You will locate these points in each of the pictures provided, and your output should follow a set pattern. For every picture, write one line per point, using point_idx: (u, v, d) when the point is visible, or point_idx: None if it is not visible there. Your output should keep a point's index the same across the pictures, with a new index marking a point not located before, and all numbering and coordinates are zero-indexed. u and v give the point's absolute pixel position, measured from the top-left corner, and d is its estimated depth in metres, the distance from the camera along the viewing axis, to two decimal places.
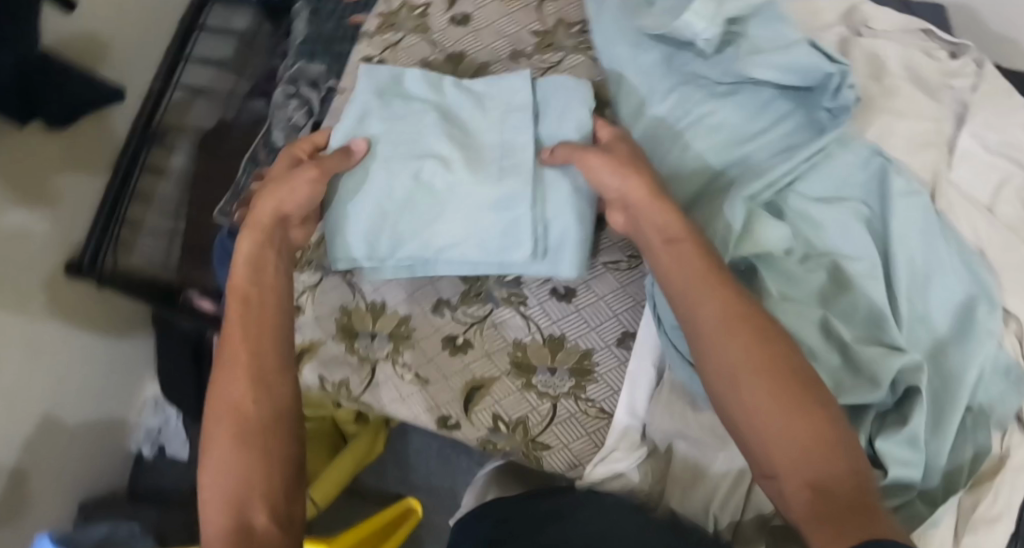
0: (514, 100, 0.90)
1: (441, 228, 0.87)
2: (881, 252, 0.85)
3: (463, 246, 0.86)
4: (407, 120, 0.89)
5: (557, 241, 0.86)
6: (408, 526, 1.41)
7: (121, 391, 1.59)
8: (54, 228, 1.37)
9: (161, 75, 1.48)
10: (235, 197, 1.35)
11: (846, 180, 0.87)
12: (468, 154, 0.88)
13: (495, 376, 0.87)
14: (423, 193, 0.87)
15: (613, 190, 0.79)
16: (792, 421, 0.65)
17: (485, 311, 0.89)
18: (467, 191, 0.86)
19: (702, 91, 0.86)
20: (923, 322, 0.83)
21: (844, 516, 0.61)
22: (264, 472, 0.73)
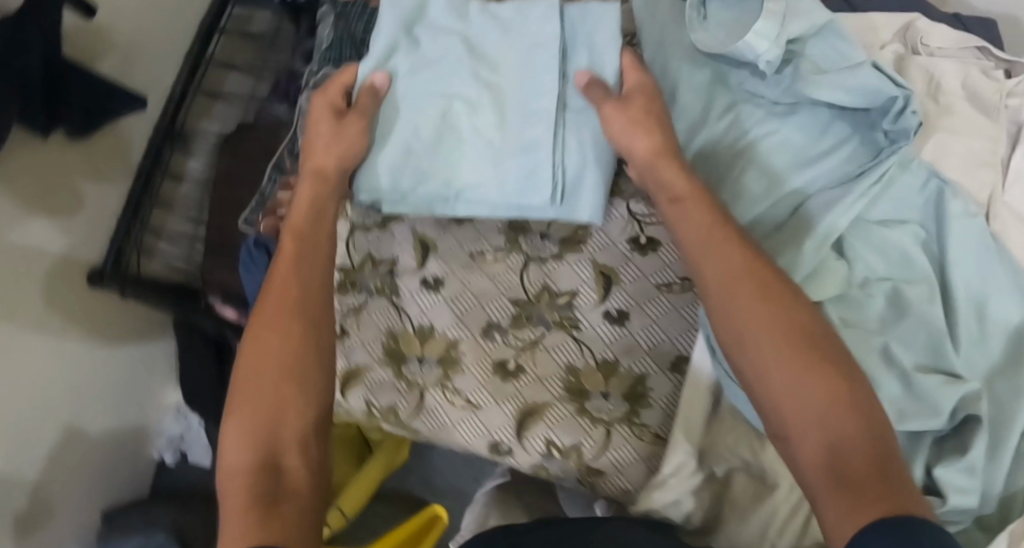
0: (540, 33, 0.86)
1: (467, 166, 0.86)
2: (939, 277, 0.84)
3: (482, 186, 0.86)
4: (433, 59, 0.87)
5: (573, 180, 0.85)
6: (437, 531, 1.31)
7: (146, 396, 1.58)
8: (75, 238, 1.34)
9: (183, 77, 1.41)
10: (261, 206, 1.33)
11: (904, 201, 0.86)
12: (495, 95, 0.86)
13: (548, 402, 0.86)
14: (447, 132, 0.86)
15: (625, 148, 0.81)
16: (808, 382, 0.67)
17: (537, 334, 0.87)
18: (487, 129, 0.86)
19: (760, 111, 0.84)
20: (982, 348, 0.83)
21: (863, 482, 0.62)
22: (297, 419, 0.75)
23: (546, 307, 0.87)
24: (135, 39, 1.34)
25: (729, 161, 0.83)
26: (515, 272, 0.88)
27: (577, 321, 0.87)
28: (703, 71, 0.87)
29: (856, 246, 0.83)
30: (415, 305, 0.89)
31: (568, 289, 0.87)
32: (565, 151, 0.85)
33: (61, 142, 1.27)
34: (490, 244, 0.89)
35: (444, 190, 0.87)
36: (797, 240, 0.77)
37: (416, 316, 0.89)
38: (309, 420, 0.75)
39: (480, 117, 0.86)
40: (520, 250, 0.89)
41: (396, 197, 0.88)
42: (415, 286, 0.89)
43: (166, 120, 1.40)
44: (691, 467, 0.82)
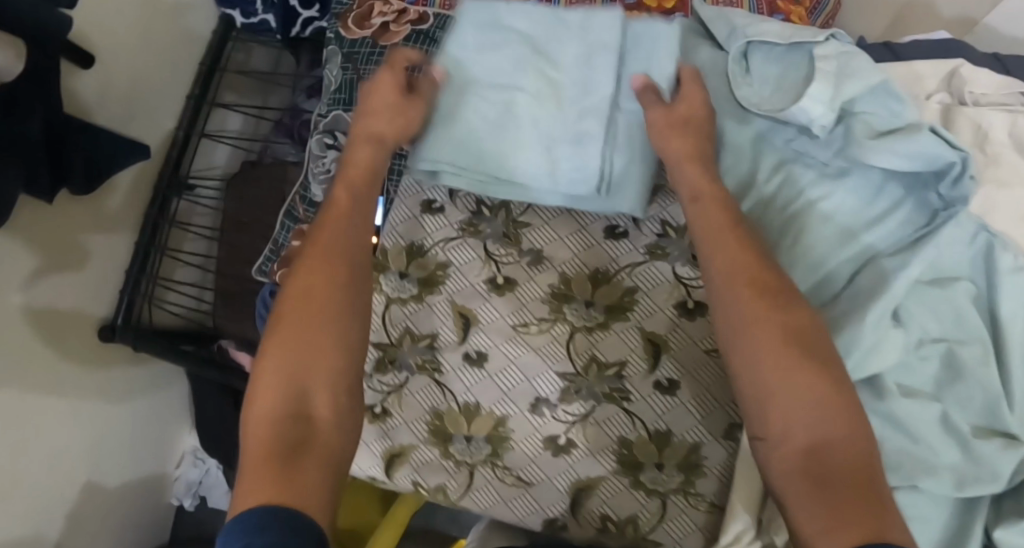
0: (604, 36, 0.84)
1: (519, 150, 0.86)
2: (993, 334, 0.82)
3: (526, 168, 0.85)
4: (504, 44, 0.87)
5: (622, 178, 0.85)
6: None
7: (160, 444, 1.55)
8: (84, 292, 1.30)
9: (185, 120, 1.37)
10: (275, 255, 1.30)
11: (955, 256, 0.84)
12: (558, 86, 0.85)
13: (601, 475, 0.85)
14: (507, 118, 0.86)
15: (665, 150, 0.80)
16: (800, 386, 0.69)
17: (587, 408, 0.85)
18: (547, 116, 0.85)
19: (812, 171, 0.82)
20: None
21: (842, 481, 0.66)
22: (327, 374, 0.77)
23: (595, 380, 0.85)
24: (134, 84, 1.29)
25: (781, 227, 0.81)
26: (561, 343, 0.86)
27: (627, 393, 0.85)
28: (747, 127, 0.84)
29: (911, 306, 0.82)
30: (458, 382, 0.87)
31: (617, 360, 0.85)
32: (615, 144, 0.84)
33: (66, 199, 1.23)
34: (533, 314, 0.87)
35: (495, 170, 0.86)
36: (860, 313, 0.75)
37: (461, 393, 0.87)
38: (340, 381, 0.77)
39: (534, 105, 0.85)
40: (566, 320, 0.86)
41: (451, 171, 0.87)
42: (457, 362, 0.87)
43: (171, 167, 1.36)
44: (750, 539, 0.79)
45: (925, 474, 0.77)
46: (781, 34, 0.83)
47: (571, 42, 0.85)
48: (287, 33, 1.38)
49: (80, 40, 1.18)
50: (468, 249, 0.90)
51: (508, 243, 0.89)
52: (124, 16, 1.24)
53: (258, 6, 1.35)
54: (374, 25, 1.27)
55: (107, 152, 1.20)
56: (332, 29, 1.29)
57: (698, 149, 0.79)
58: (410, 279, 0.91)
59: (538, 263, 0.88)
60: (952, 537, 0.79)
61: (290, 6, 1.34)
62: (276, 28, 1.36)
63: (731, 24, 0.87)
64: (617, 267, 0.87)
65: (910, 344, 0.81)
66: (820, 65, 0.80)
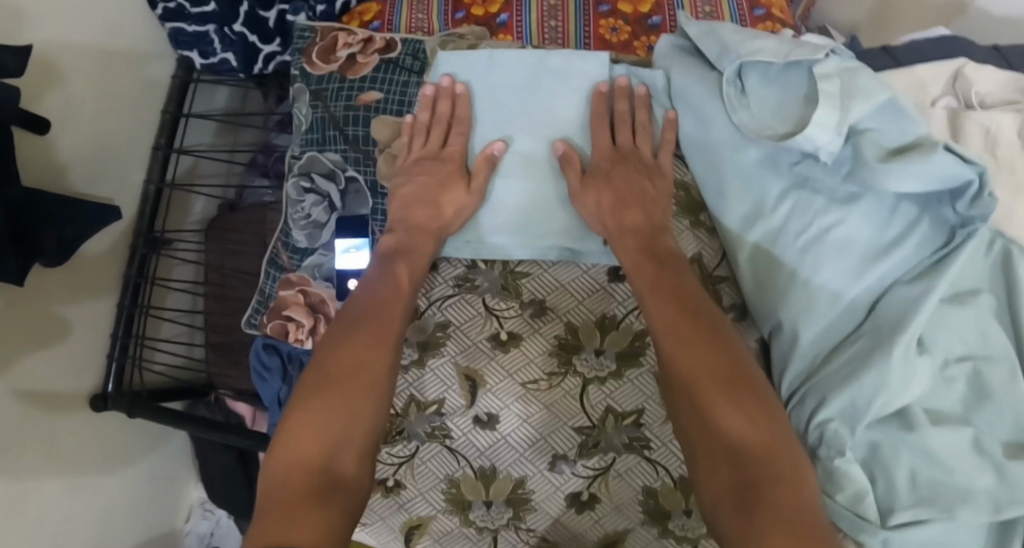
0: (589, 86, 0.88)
1: (522, 215, 0.86)
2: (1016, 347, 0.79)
3: (527, 230, 0.86)
4: (493, 111, 0.89)
5: None
6: None
7: (167, 499, 1.52)
8: (70, 361, 1.25)
9: (155, 174, 1.31)
10: (263, 306, 1.25)
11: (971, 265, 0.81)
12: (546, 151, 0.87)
13: (628, 528, 0.82)
14: (504, 186, 0.87)
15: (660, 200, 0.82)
16: (728, 407, 0.69)
17: (607, 461, 0.82)
18: (542, 180, 0.87)
19: (822, 197, 0.78)
20: None
21: (754, 491, 0.64)
22: (359, 428, 0.76)
23: (613, 432, 0.82)
24: (98, 141, 1.23)
25: (794, 258, 0.78)
26: (574, 397, 0.83)
27: (648, 441, 0.82)
28: (750, 152, 0.80)
29: (934, 327, 0.79)
30: (471, 447, 0.84)
31: (633, 408, 0.82)
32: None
33: (39, 272, 1.17)
34: (541, 370, 0.84)
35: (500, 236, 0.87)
36: (884, 349, 0.72)
37: (475, 457, 0.84)
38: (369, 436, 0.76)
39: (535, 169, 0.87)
40: (576, 372, 0.83)
41: (459, 247, 0.88)
42: (467, 425, 0.84)
43: (146, 223, 1.30)
44: None
45: (963, 503, 0.74)
46: (779, 53, 0.79)
47: (565, 107, 0.88)
48: (250, 72, 1.32)
49: (35, 106, 1.12)
50: (468, 306, 0.86)
51: (508, 296, 0.86)
52: (79, 72, 1.18)
53: (217, 45, 1.29)
54: (340, 58, 1.21)
55: (79, 221, 1.14)
56: (297, 64, 1.23)
57: (642, 212, 0.82)
58: (410, 343, 0.87)
59: (542, 314, 0.85)
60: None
61: (249, 42, 1.28)
62: (237, 67, 1.31)
63: (723, 43, 0.83)
64: (624, 311, 0.84)
65: (934, 365, 0.78)
66: (823, 86, 0.76)
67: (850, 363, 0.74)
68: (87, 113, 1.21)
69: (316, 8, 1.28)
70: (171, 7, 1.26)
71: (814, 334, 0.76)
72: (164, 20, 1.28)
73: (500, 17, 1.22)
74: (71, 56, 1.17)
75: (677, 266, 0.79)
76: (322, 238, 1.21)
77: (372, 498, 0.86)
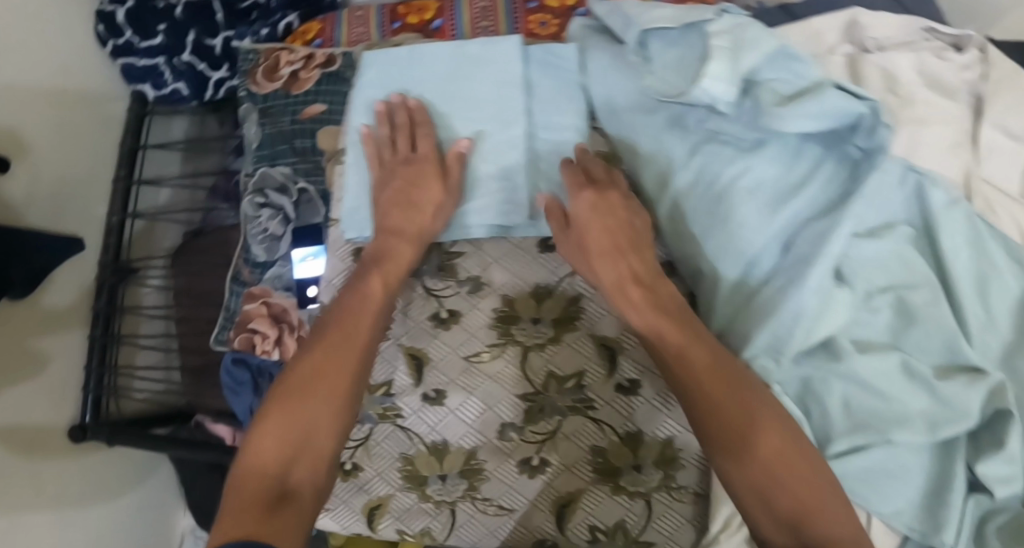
0: (507, 75, 0.91)
1: None
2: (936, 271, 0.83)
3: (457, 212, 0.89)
4: (418, 104, 0.93)
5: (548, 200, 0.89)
6: None
7: (157, 529, 1.53)
8: (48, 394, 1.27)
9: (117, 206, 1.34)
10: (229, 321, 1.28)
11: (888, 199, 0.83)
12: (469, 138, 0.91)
13: (582, 487, 0.84)
14: None
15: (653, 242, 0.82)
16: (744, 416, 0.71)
17: (553, 424, 0.84)
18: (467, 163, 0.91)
19: (729, 147, 0.82)
20: (991, 328, 0.83)
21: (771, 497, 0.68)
22: (325, 442, 0.77)
23: (556, 395, 0.85)
24: (60, 180, 1.26)
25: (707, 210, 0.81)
26: (516, 365, 0.86)
27: (591, 401, 0.84)
28: (658, 114, 0.85)
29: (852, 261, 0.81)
30: (423, 423, 0.86)
31: (574, 370, 0.85)
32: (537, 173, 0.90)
33: (12, 308, 1.20)
34: (483, 343, 0.87)
35: None
36: (800, 280, 0.75)
37: (428, 433, 0.86)
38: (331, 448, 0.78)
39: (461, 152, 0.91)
40: (516, 341, 0.86)
41: None
42: (417, 403, 0.87)
43: (111, 254, 1.34)
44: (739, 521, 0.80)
45: (900, 425, 0.77)
46: (674, 18, 0.83)
47: (487, 90, 0.90)
48: (202, 98, 1.36)
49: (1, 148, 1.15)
50: (408, 290, 0.89)
51: (446, 275, 0.89)
52: (36, 114, 1.21)
53: (168, 76, 1.33)
54: (284, 75, 1.26)
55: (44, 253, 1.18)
56: (243, 87, 1.27)
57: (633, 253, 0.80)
58: None
59: (478, 290, 0.88)
60: (937, 482, 0.79)
61: (198, 70, 1.33)
62: (189, 94, 1.35)
63: (625, 14, 0.87)
64: (557, 279, 0.87)
65: (859, 295, 0.81)
66: (715, 42, 0.80)
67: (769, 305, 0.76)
68: (54, 152, 1.25)
69: (260, 33, 1.32)
70: (120, 43, 1.30)
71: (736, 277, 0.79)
72: (115, 56, 1.32)
73: (434, 22, 1.26)
74: (32, 98, 1.20)
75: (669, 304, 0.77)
76: (280, 249, 1.25)
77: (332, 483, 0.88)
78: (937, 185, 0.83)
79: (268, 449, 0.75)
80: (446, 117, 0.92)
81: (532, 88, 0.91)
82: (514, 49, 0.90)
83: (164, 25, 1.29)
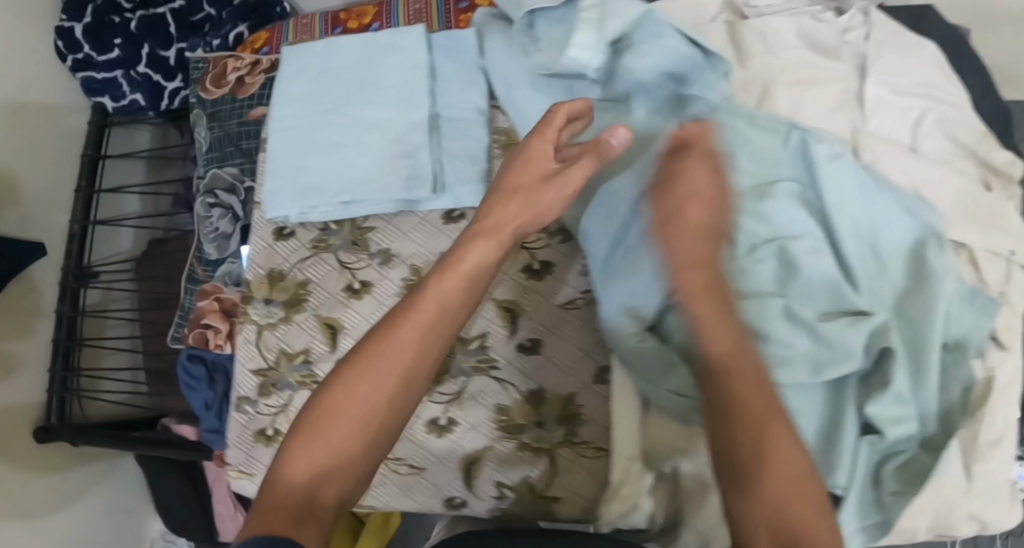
0: (414, 60, 0.98)
1: (359, 174, 0.95)
2: (822, 223, 0.87)
3: (364, 188, 0.94)
4: (331, 92, 0.99)
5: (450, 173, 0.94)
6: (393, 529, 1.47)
7: (127, 531, 1.56)
8: (13, 395, 1.31)
9: (79, 213, 1.40)
10: (185, 319, 1.33)
11: (768, 158, 0.87)
12: (377, 121, 0.97)
13: (487, 445, 0.87)
14: (344, 151, 0.97)
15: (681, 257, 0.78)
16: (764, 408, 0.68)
17: (459, 385, 0.88)
18: (373, 143, 0.96)
19: (610, 111, 0.89)
20: (881, 274, 0.86)
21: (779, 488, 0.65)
22: (358, 466, 0.69)
23: (461, 357, 0.89)
24: (22, 190, 1.32)
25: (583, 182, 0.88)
26: None
27: (494, 361, 0.88)
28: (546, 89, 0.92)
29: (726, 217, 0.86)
30: None
31: (478, 333, 0.89)
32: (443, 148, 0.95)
33: None
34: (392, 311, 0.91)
35: (341, 196, 0.95)
36: None
37: None
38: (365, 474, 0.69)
39: (370, 132, 0.97)
40: None
41: (303, 211, 0.96)
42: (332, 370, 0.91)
43: (74, 259, 1.38)
44: (638, 469, 0.83)
45: (783, 366, 0.79)
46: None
47: (393, 77, 0.98)
48: (159, 108, 1.41)
49: None
50: (324, 264, 0.95)
51: (358, 249, 0.95)
52: None
53: (127, 87, 1.39)
54: (231, 81, 1.32)
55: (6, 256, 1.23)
56: (194, 93, 1.34)
57: (701, 242, 0.78)
58: (275, 303, 0.95)
59: (388, 262, 0.93)
60: (828, 424, 0.81)
61: (154, 81, 1.39)
62: (147, 105, 1.41)
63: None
64: None
65: (740, 249, 0.84)
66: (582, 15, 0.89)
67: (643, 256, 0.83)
68: (17, 162, 1.31)
69: (212, 43, 1.38)
70: (79, 57, 1.36)
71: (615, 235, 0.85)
72: (75, 71, 1.38)
73: (372, 26, 1.30)
74: None
75: (721, 312, 0.75)
76: (231, 247, 1.30)
77: (257, 449, 0.92)
78: (816, 138, 0.87)
79: (304, 456, 0.67)
80: (356, 102, 0.98)
81: (437, 73, 0.99)
82: (417, 38, 0.98)
83: (120, 39, 1.36)
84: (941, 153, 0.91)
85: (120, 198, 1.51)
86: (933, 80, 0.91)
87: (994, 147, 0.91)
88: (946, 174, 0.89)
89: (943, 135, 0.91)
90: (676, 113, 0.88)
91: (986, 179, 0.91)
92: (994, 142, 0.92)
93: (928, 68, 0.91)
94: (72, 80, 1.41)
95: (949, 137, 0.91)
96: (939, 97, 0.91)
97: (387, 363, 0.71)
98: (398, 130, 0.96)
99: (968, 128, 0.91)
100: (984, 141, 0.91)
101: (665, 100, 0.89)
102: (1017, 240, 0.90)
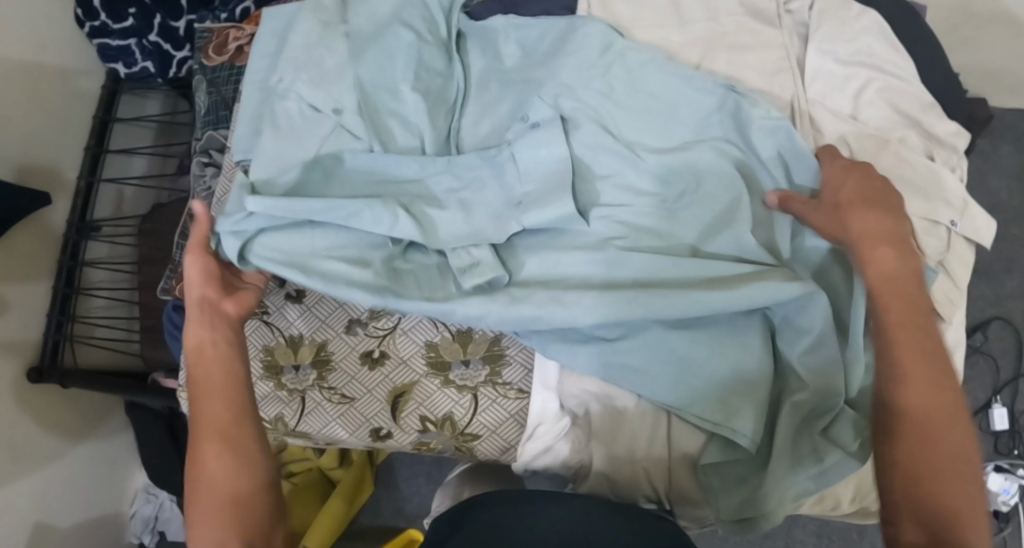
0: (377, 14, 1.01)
1: (302, 127, 0.99)
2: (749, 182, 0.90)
3: (301, 143, 0.99)
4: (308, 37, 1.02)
5: (407, 126, 0.99)
6: (369, 485, 1.55)
7: (112, 483, 1.63)
8: (14, 334, 1.38)
9: (86, 170, 1.49)
10: (174, 273, 1.37)
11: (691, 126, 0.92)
12: (332, 75, 1.00)
13: (415, 380, 0.95)
14: (293, 103, 1.01)
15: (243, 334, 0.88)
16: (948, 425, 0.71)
17: (393, 322, 0.97)
18: (320, 96, 0.99)
19: (542, 64, 0.96)
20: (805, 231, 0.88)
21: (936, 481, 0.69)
22: (251, 504, 0.79)
23: None
24: (32, 140, 1.40)
25: (376, 221, 0.92)
26: None
27: None
28: (487, 64, 1.00)
29: (643, 178, 0.91)
30: (283, 319, 0.99)
31: None
32: (404, 101, 0.99)
33: None
34: None
35: (276, 149, 0.98)
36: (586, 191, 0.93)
37: (287, 327, 0.99)
38: (261, 506, 0.80)
39: (303, 93, 1.00)
40: None
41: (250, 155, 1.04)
42: (280, 302, 0.99)
43: (79, 212, 1.47)
44: (555, 409, 0.91)
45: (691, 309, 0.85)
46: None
47: (366, 26, 1.01)
48: (166, 76, 1.51)
49: None
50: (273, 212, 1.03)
51: None
52: (8, 80, 1.35)
53: (138, 55, 1.48)
54: (230, 49, 1.37)
55: (15, 198, 1.30)
56: (196, 60, 1.39)
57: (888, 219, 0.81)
58: None
59: None
60: (738, 373, 0.85)
61: (163, 49, 1.48)
62: (155, 72, 1.50)
63: None
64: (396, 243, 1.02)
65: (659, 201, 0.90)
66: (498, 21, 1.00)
67: (555, 203, 0.90)
68: (31, 113, 1.39)
69: (219, 17, 1.46)
70: (96, 25, 1.45)
71: (534, 186, 0.93)
72: (92, 37, 1.48)
73: None
74: (16, 63, 1.36)
75: (913, 296, 0.77)
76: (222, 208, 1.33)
77: None
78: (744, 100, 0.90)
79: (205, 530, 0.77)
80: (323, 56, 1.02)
81: None
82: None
83: (134, 10, 1.43)
84: (881, 121, 0.93)
85: (129, 157, 1.60)
86: (877, 48, 0.93)
87: (938, 117, 0.93)
88: (886, 144, 0.91)
89: (884, 103, 0.93)
90: (608, 77, 0.93)
91: (928, 149, 0.93)
92: (939, 112, 0.94)
93: (870, 38, 0.93)
94: (89, 46, 1.50)
95: (893, 106, 0.93)
96: (884, 67, 0.93)
97: (210, 422, 0.82)
98: (336, 89, 0.99)
99: (913, 97, 0.93)
100: (928, 111, 0.93)
101: (598, 64, 0.93)
102: (957, 210, 0.91)
